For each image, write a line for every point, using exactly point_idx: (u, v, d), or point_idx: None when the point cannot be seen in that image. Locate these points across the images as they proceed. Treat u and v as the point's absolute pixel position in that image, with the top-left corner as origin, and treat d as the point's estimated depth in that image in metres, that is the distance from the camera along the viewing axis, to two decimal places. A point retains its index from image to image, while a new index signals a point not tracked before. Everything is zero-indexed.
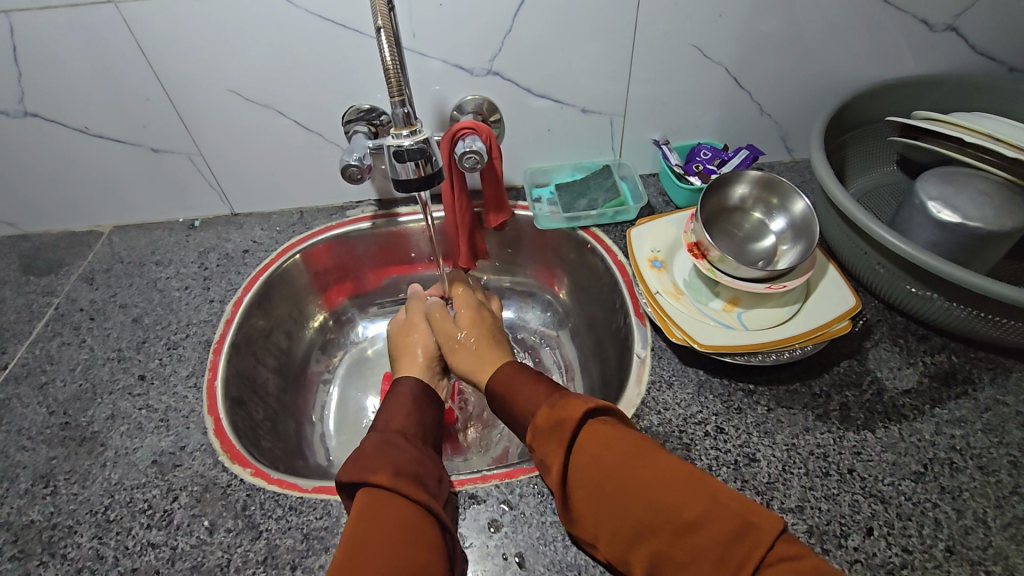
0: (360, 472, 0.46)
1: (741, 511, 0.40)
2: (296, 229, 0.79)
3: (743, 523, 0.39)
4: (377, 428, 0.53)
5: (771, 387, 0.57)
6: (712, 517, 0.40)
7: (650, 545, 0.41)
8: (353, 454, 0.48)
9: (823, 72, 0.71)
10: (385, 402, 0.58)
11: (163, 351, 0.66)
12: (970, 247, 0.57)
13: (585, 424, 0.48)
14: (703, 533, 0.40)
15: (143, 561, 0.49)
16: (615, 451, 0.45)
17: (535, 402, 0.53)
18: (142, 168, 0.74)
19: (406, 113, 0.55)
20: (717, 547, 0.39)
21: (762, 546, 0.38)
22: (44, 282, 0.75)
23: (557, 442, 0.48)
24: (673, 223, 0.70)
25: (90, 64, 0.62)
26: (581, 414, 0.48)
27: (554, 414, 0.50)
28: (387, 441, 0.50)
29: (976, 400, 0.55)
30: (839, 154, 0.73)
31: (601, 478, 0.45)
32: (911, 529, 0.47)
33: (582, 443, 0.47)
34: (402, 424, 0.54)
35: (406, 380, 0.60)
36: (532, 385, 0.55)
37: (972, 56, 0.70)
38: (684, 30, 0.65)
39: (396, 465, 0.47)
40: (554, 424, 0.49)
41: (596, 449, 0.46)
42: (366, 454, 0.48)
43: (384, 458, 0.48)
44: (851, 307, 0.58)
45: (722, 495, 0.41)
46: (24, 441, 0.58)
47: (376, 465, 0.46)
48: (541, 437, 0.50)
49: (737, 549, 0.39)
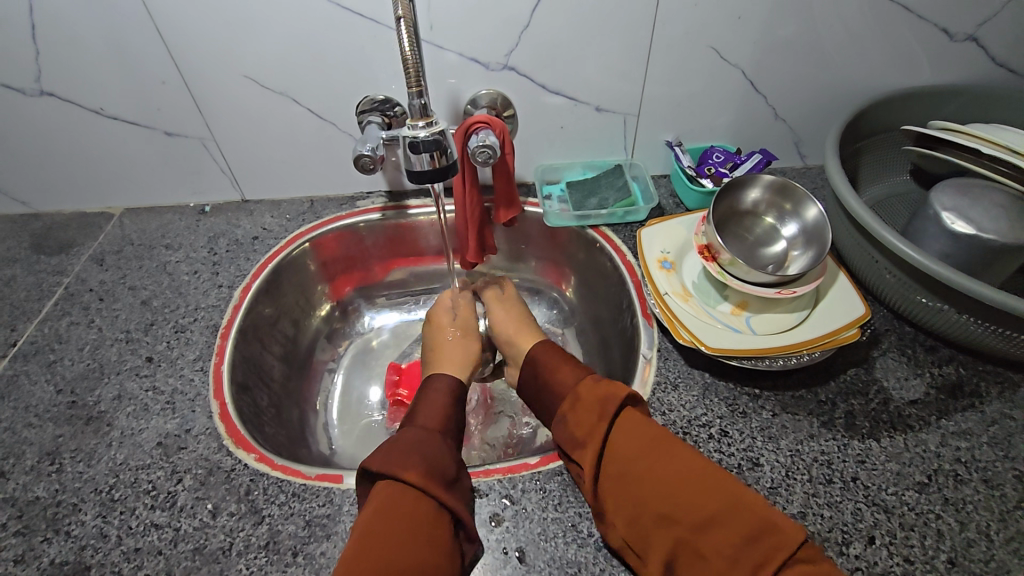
0: (388, 464, 0.46)
1: (763, 519, 0.40)
2: (306, 218, 0.79)
3: (763, 526, 0.40)
4: (411, 421, 0.54)
5: (777, 392, 0.57)
6: (736, 516, 0.40)
7: (667, 535, 0.42)
8: (385, 445, 0.49)
9: (840, 79, 0.71)
10: (420, 396, 0.58)
11: (171, 334, 0.66)
12: (982, 259, 0.56)
13: (622, 409, 0.49)
14: (724, 532, 0.40)
15: (147, 541, 0.49)
16: (648, 441, 0.46)
17: (576, 379, 0.55)
18: (156, 151, 0.74)
19: (423, 105, 0.55)
20: (735, 547, 0.40)
21: (784, 551, 0.38)
22: (55, 261, 0.75)
23: (596, 419, 0.50)
24: (683, 225, 0.69)
25: (108, 46, 0.62)
26: (620, 399, 0.49)
27: (597, 390, 0.52)
28: (418, 435, 0.50)
29: (983, 413, 0.55)
30: (853, 161, 0.73)
31: (629, 467, 0.46)
32: (914, 539, 0.47)
33: (620, 426, 0.48)
34: (436, 422, 0.54)
35: (440, 377, 0.59)
36: (571, 367, 0.57)
37: (992, 68, 0.69)
38: (702, 31, 0.64)
39: (420, 456, 0.48)
40: (595, 402, 0.51)
41: (626, 437, 0.47)
42: (394, 447, 0.49)
43: (410, 448, 0.48)
44: (861, 316, 0.58)
45: (746, 501, 0.41)
46: (31, 418, 0.58)
47: (406, 459, 0.47)
48: (579, 413, 0.52)
49: (757, 551, 0.39)
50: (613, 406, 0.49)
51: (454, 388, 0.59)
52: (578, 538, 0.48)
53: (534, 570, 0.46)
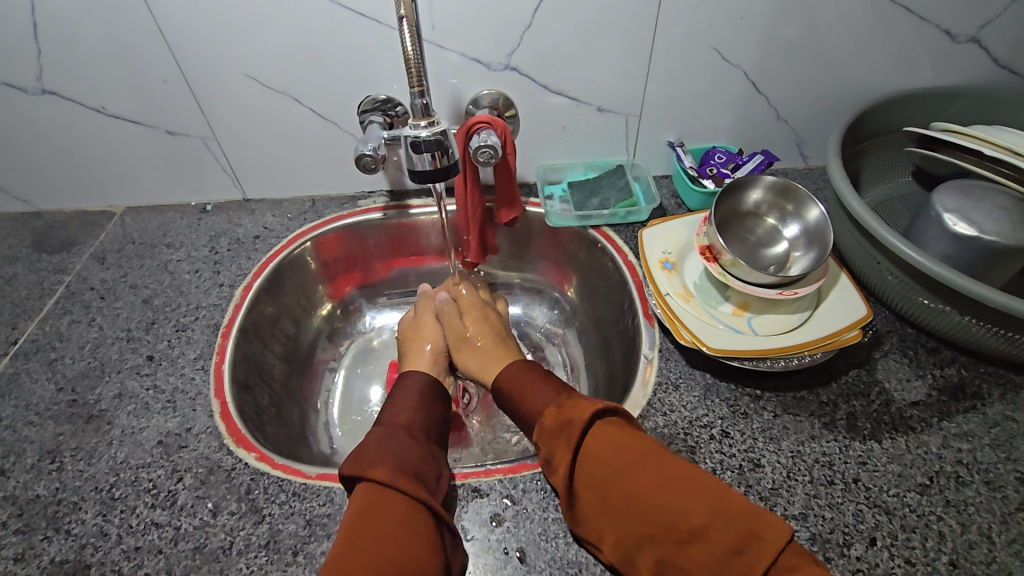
0: (362, 468, 0.46)
1: (749, 520, 0.40)
2: (307, 218, 0.79)
3: (748, 533, 0.40)
4: (382, 420, 0.53)
5: (778, 393, 0.57)
6: (721, 526, 0.40)
7: (652, 546, 0.42)
8: (357, 449, 0.48)
9: (842, 80, 0.71)
10: (393, 394, 0.58)
11: (172, 333, 0.66)
12: (985, 261, 0.56)
13: (591, 427, 0.47)
14: (708, 542, 0.40)
15: (147, 540, 0.49)
16: (626, 450, 0.45)
17: (546, 401, 0.53)
18: (157, 150, 0.74)
19: (425, 104, 0.55)
20: (721, 556, 0.39)
21: (768, 558, 0.38)
22: (56, 260, 0.75)
23: (565, 447, 0.48)
24: (685, 225, 0.69)
25: (109, 44, 0.62)
26: (586, 420, 0.47)
27: (564, 415, 0.49)
28: (388, 436, 0.50)
29: (985, 415, 0.55)
30: (855, 162, 0.72)
31: (606, 479, 0.45)
32: (915, 541, 0.47)
33: (589, 444, 0.47)
34: (405, 418, 0.53)
35: (412, 377, 0.59)
36: (542, 388, 0.54)
37: (995, 70, 0.69)
38: (704, 33, 0.64)
39: (393, 458, 0.47)
40: (563, 428, 0.49)
41: (600, 439, 0.46)
42: (368, 448, 0.48)
43: (384, 451, 0.48)
44: (863, 317, 0.58)
45: (730, 504, 0.41)
46: (32, 416, 0.58)
47: (379, 460, 0.47)
48: (548, 441, 0.50)
49: (742, 560, 0.39)
50: (579, 430, 0.47)
51: (425, 385, 0.59)
52: (579, 538, 0.48)
53: (534, 570, 0.46)
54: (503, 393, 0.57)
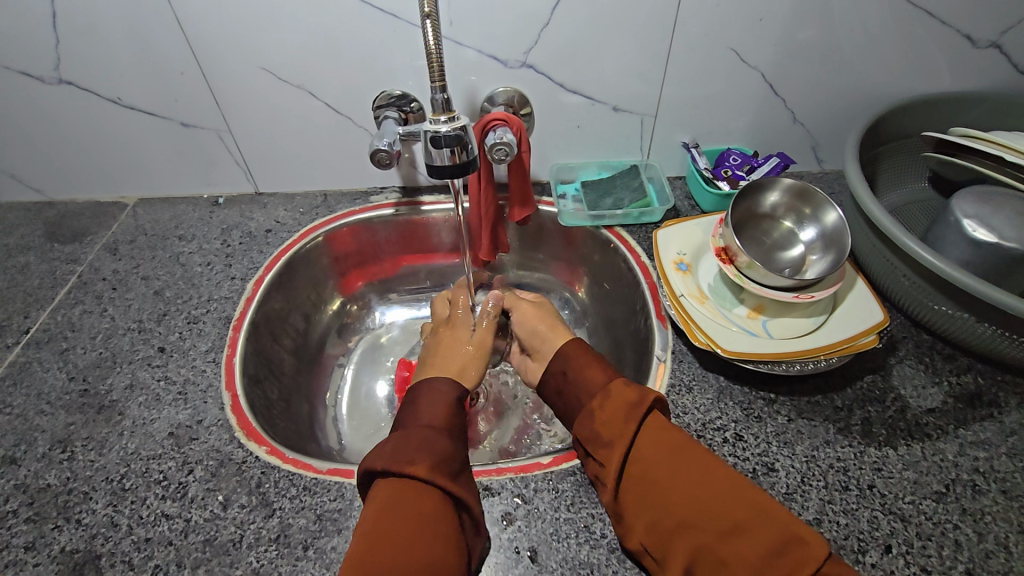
0: (396, 461, 0.44)
1: (789, 525, 0.39)
2: (319, 212, 0.79)
3: (789, 537, 0.39)
4: (415, 418, 0.50)
5: (792, 397, 0.56)
6: (762, 526, 0.40)
7: (688, 541, 0.41)
8: (390, 441, 0.47)
9: (859, 84, 0.70)
10: (415, 391, 0.53)
11: (183, 325, 0.66)
12: (1004, 268, 0.55)
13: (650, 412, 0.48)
14: (747, 540, 0.39)
15: (157, 531, 0.49)
16: (673, 448, 0.45)
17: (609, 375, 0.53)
18: (171, 142, 0.74)
19: (445, 99, 0.55)
20: (761, 559, 0.38)
21: (811, 564, 0.37)
22: (68, 250, 0.75)
23: (623, 418, 0.48)
24: (700, 227, 0.69)
25: (128, 37, 0.62)
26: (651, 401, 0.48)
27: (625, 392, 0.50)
28: (421, 432, 0.48)
29: (1001, 424, 0.54)
30: (871, 167, 0.72)
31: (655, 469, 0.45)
32: (931, 549, 0.46)
33: (647, 428, 0.47)
34: (442, 417, 0.50)
35: (441, 376, 0.55)
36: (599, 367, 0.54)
37: (1015, 75, 0.68)
38: (721, 34, 0.64)
39: (431, 451, 0.46)
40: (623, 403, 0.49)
41: (649, 434, 0.47)
42: (407, 442, 0.46)
43: (420, 444, 0.46)
44: (878, 322, 0.57)
45: (770, 506, 0.40)
46: (43, 405, 0.58)
47: (413, 454, 0.45)
48: (606, 414, 0.49)
49: (782, 565, 0.38)
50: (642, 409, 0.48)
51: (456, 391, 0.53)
52: (591, 539, 0.48)
53: (546, 570, 0.46)
54: (559, 364, 0.56)
